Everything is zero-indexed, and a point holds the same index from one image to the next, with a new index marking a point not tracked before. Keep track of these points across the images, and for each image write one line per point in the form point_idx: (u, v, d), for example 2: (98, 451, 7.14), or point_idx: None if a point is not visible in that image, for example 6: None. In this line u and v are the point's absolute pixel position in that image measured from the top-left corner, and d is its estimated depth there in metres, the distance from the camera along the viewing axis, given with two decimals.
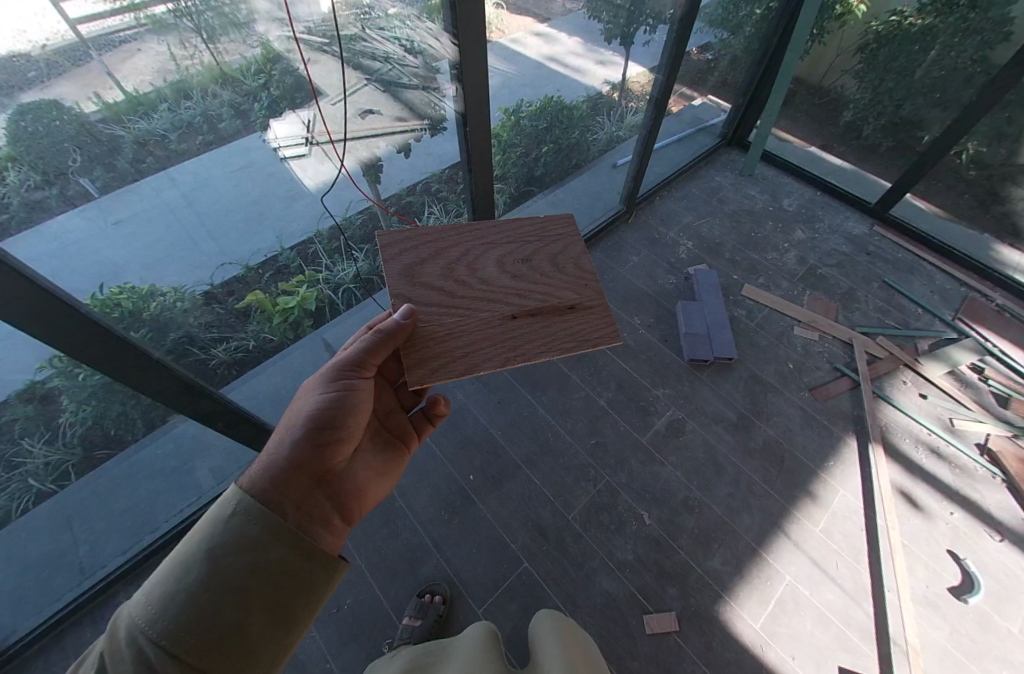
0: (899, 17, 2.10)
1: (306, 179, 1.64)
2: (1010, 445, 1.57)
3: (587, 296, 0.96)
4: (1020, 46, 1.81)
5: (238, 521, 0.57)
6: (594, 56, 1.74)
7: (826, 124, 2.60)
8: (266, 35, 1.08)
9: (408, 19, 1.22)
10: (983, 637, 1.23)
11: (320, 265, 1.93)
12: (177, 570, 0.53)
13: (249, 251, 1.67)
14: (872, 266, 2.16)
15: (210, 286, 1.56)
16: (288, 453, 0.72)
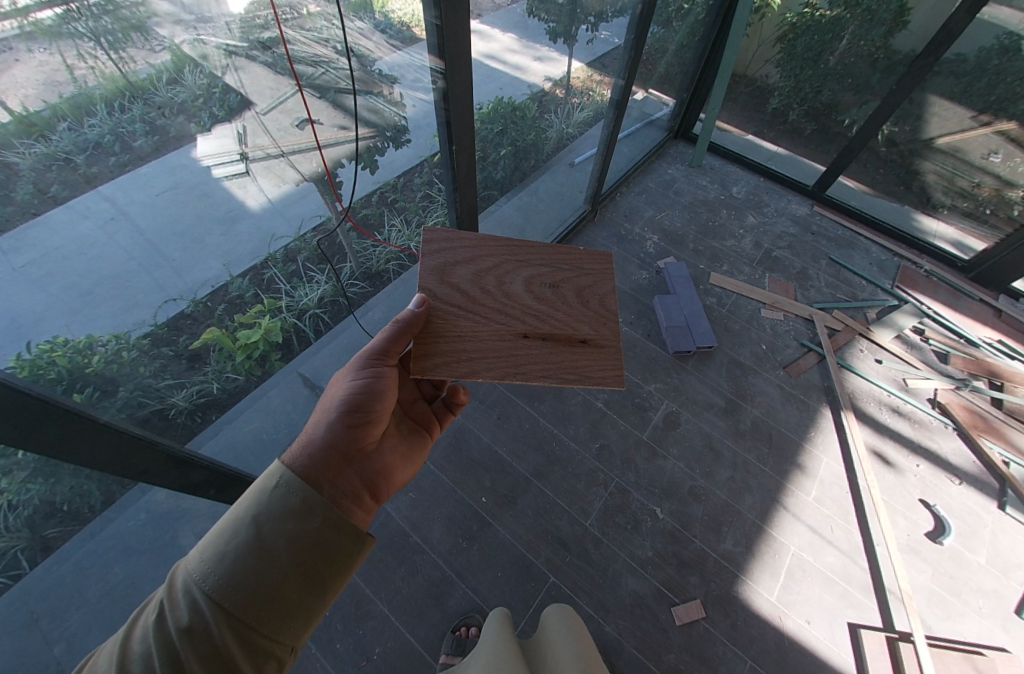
0: (810, 9, 2.24)
1: (249, 198, 1.46)
2: (955, 397, 1.81)
3: (604, 335, 0.93)
4: (919, 35, 2.03)
5: (279, 493, 0.62)
6: (532, 52, 1.60)
7: (757, 112, 2.77)
8: (173, 40, 0.95)
9: (333, 17, 1.06)
10: (959, 572, 1.40)
11: (279, 291, 1.75)
12: (226, 533, 0.58)
13: (196, 282, 1.47)
14: (817, 243, 2.36)
15: (154, 326, 1.35)
16: (324, 435, 0.77)
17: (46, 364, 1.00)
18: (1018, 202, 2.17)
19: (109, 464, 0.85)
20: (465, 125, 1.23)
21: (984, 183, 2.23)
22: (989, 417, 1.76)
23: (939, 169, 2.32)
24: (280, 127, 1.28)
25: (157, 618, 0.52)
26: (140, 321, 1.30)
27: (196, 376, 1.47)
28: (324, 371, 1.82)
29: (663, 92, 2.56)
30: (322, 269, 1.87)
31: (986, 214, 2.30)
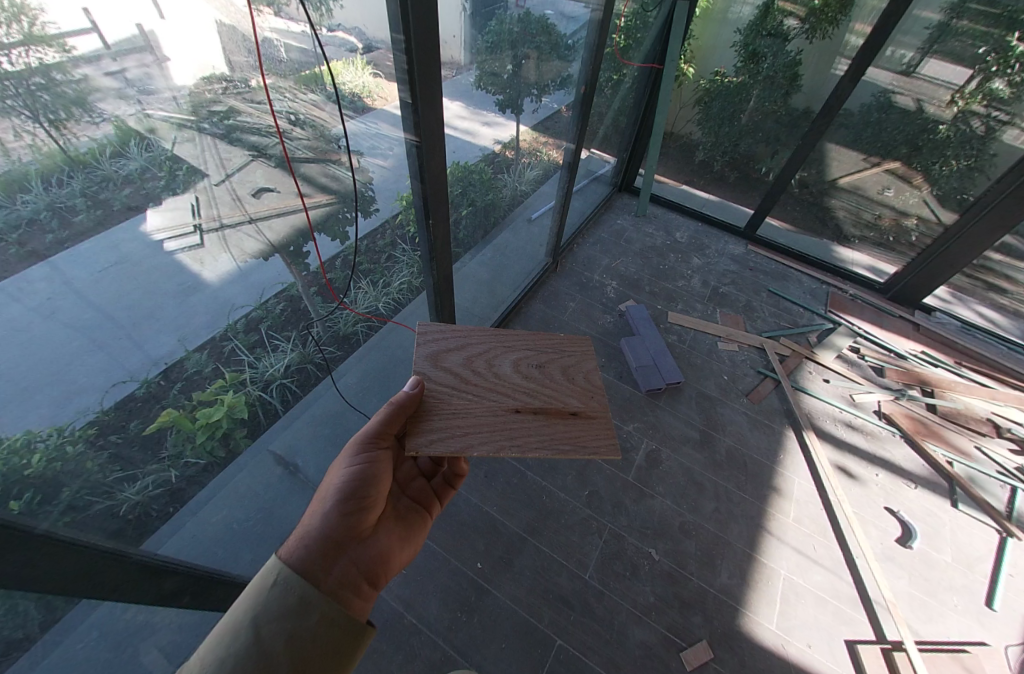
0: (720, 76, 2.65)
1: (206, 269, 1.25)
2: (896, 406, 2.00)
3: (591, 407, 0.99)
4: (809, 95, 2.41)
5: (276, 592, 0.71)
6: (480, 119, 1.68)
7: (687, 165, 3.11)
8: (118, 115, 0.87)
9: (287, 92, 1.09)
10: (931, 573, 1.50)
11: (242, 363, 1.55)
12: (228, 634, 0.66)
13: (144, 366, 1.20)
14: (756, 278, 2.62)
15: (99, 413, 1.12)
16: (321, 526, 0.83)
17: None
18: (914, 230, 2.55)
19: (69, 590, 0.79)
20: (440, 194, 1.33)
21: (884, 215, 2.60)
22: (927, 422, 1.96)
23: (846, 206, 2.70)
24: (235, 199, 1.18)
25: None
26: (85, 408, 1.07)
27: (138, 473, 1.22)
28: (296, 446, 1.77)
29: (604, 152, 2.83)
30: (287, 337, 1.71)
31: (891, 241, 2.67)
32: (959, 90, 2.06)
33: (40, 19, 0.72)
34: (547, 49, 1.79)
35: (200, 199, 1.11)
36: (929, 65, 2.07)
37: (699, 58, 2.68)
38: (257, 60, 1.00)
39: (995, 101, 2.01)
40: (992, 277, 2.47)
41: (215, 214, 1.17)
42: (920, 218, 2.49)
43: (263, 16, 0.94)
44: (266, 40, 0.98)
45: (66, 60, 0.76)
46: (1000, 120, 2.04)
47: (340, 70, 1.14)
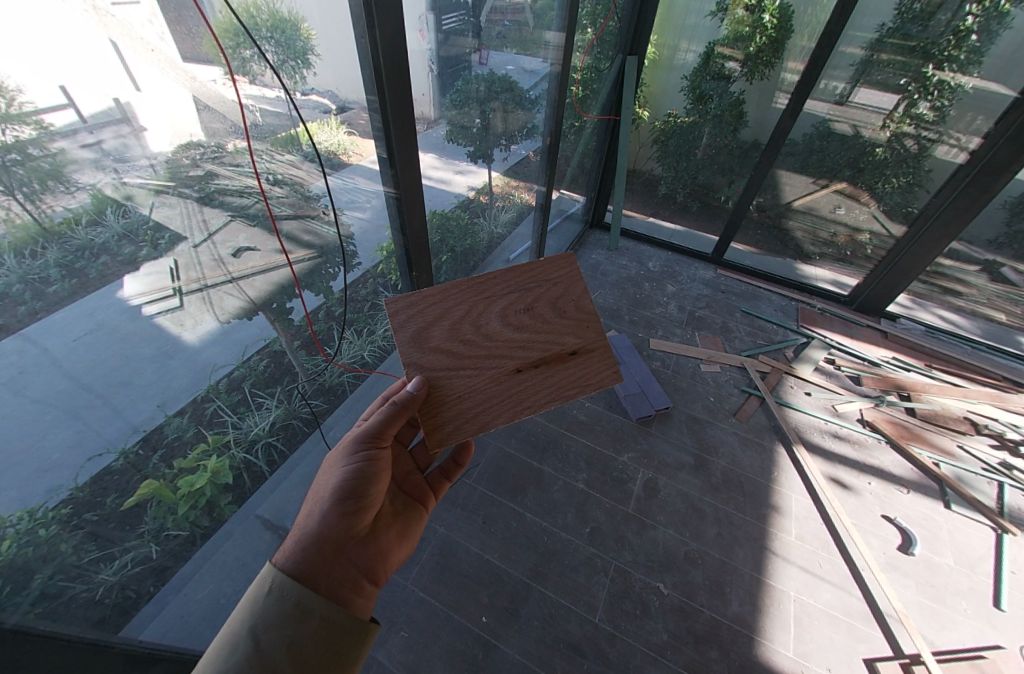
0: (673, 117, 2.87)
1: (185, 331, 1.24)
2: (877, 413, 2.06)
3: (585, 339, 1.10)
4: (754, 129, 2.63)
5: (273, 598, 0.73)
6: (454, 168, 1.78)
7: (651, 198, 3.30)
8: (96, 185, 0.93)
9: (265, 153, 1.16)
10: (937, 578, 1.50)
11: (225, 424, 1.47)
12: (226, 650, 0.68)
13: (120, 433, 1.17)
14: (729, 300, 2.73)
15: (73, 490, 1.08)
16: (320, 526, 0.83)
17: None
18: (869, 244, 2.73)
19: None
20: (421, 245, 1.35)
21: (839, 232, 2.79)
22: (909, 425, 2.02)
23: (803, 226, 2.88)
24: (213, 260, 1.20)
25: None
26: (58, 487, 1.04)
27: (124, 546, 1.22)
28: (284, 507, 1.69)
29: (574, 192, 2.99)
30: (272, 393, 1.63)
31: (849, 255, 2.84)
32: (890, 114, 2.28)
33: (19, 99, 0.80)
34: (512, 103, 1.93)
35: (179, 262, 1.13)
36: (860, 95, 2.29)
37: (652, 102, 2.90)
38: (231, 126, 1.07)
39: (922, 122, 2.23)
40: (947, 282, 2.63)
41: (194, 276, 1.18)
42: (872, 233, 2.67)
43: (240, 83, 1.03)
44: (240, 104, 1.05)
45: (43, 136, 0.83)
46: (930, 138, 2.25)
47: (315, 130, 1.21)
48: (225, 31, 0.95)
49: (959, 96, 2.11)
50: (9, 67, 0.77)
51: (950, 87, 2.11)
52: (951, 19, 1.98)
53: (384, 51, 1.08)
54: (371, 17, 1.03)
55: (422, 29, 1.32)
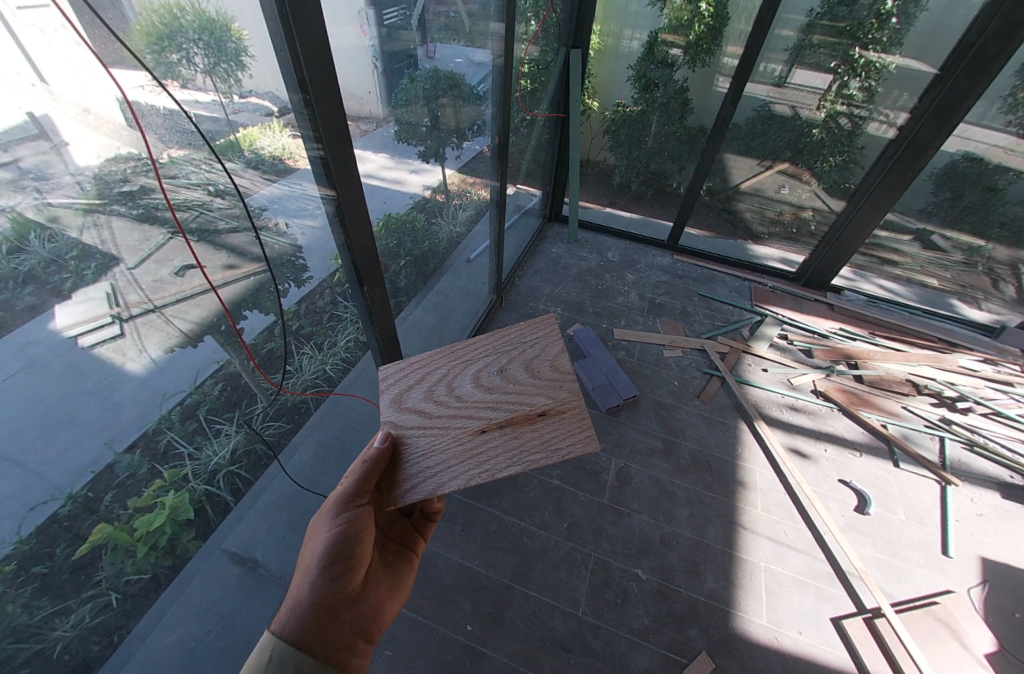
0: (621, 106, 2.91)
1: (128, 361, 1.17)
2: (829, 383, 2.18)
3: (559, 401, 0.97)
4: (701, 114, 2.68)
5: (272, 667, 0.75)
6: (407, 168, 1.72)
7: (607, 188, 3.33)
8: (14, 207, 0.85)
9: (200, 162, 1.04)
10: (889, 532, 1.61)
11: (182, 456, 1.40)
12: None
13: (66, 476, 1.10)
14: (686, 285, 2.81)
15: (17, 544, 1.03)
16: (308, 592, 0.84)
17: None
18: (812, 220, 2.86)
19: None
20: (370, 258, 1.26)
21: (785, 211, 2.91)
22: (858, 392, 2.14)
23: (752, 207, 2.99)
24: (154, 281, 1.13)
25: None
26: None
27: (83, 594, 1.17)
28: (254, 538, 1.59)
29: (530, 186, 2.98)
30: (230, 417, 1.55)
31: (797, 232, 2.97)
32: (824, 94, 2.38)
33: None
34: (458, 98, 1.87)
35: (115, 286, 1.07)
36: (797, 75, 2.38)
37: (601, 93, 2.94)
38: (165, 135, 0.95)
39: (853, 102, 2.35)
40: (884, 252, 2.81)
41: (134, 300, 1.12)
42: (815, 209, 2.80)
43: (173, 89, 0.90)
44: (174, 112, 0.93)
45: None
46: (862, 116, 2.38)
47: (256, 135, 1.07)
48: (147, 36, 0.83)
49: (885, 75, 2.23)
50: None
51: (875, 68, 2.22)
52: (872, 4, 2.08)
53: (308, 59, 0.87)
54: (289, 26, 0.83)
55: (363, 24, 1.24)
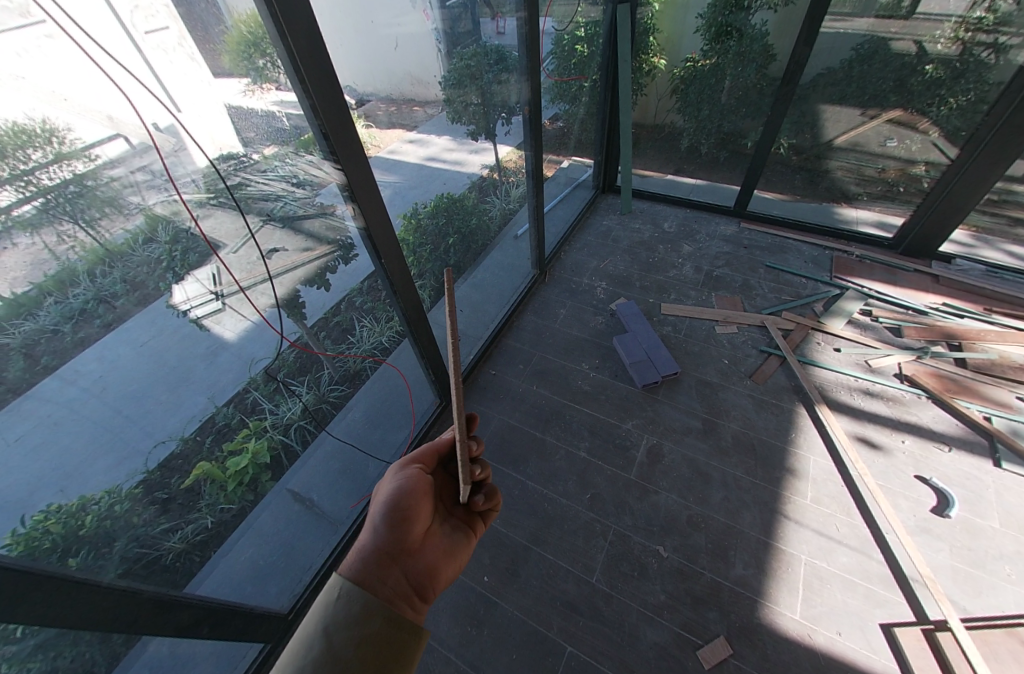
0: (692, 62, 2.64)
1: (226, 328, 1.28)
2: (919, 366, 1.90)
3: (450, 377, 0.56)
4: (785, 60, 2.33)
5: (341, 604, 0.64)
6: (467, 148, 1.87)
7: (671, 153, 3.07)
8: (147, 204, 0.98)
9: (287, 156, 1.18)
10: (976, 542, 1.40)
11: (263, 411, 1.47)
12: (300, 650, 0.59)
13: (182, 420, 1.22)
14: (752, 256, 2.57)
15: (146, 474, 1.16)
16: (369, 544, 0.75)
17: (41, 535, 0.95)
18: (925, 176, 2.38)
19: (98, 623, 0.91)
20: (385, 231, 1.44)
21: (888, 167, 2.46)
22: (957, 378, 1.84)
23: (845, 165, 2.58)
24: (248, 262, 1.24)
25: None
26: (133, 471, 1.12)
27: (190, 515, 1.28)
28: (310, 483, 1.72)
29: (582, 157, 2.90)
30: (303, 381, 1.61)
31: (899, 191, 2.51)
32: (958, 21, 1.93)
33: (68, 137, 0.84)
34: (503, 73, 1.86)
35: (219, 268, 1.17)
36: (924, 2, 1.95)
37: (669, 48, 2.67)
38: (261, 133, 1.10)
39: (982, 27, 1.91)
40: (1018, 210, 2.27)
41: (233, 279, 1.22)
42: (929, 163, 2.33)
43: (266, 92, 1.06)
44: (268, 112, 1.09)
45: (95, 167, 0.88)
46: (1011, 43, 1.90)
47: None
48: (238, 46, 0.99)
49: None
50: (56, 110, 0.81)
51: None
52: None
53: (300, 53, 0.99)
54: (281, 28, 0.95)
55: (426, 9, 1.40)
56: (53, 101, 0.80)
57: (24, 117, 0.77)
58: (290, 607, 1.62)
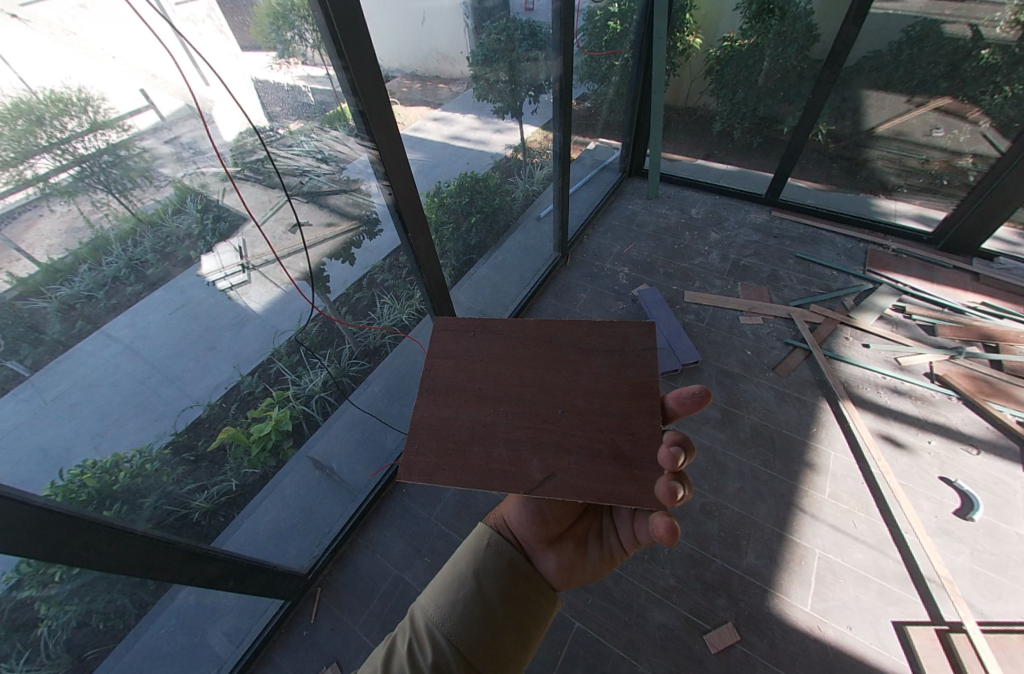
0: (729, 41, 2.51)
1: (253, 301, 1.30)
2: (952, 366, 1.83)
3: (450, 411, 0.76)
4: (830, 42, 2.21)
5: (489, 556, 0.78)
6: (491, 128, 1.83)
7: (703, 137, 2.97)
8: (176, 175, 0.99)
9: (313, 131, 1.18)
10: (1000, 547, 1.37)
11: (286, 381, 1.50)
12: (453, 585, 0.73)
13: (208, 388, 1.26)
14: (782, 246, 2.49)
15: (174, 435, 1.20)
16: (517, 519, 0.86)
17: (77, 487, 0.99)
18: (971, 170, 2.25)
19: (133, 569, 0.97)
20: (414, 207, 1.45)
21: (933, 158, 2.34)
22: (992, 381, 1.77)
23: (886, 154, 2.46)
24: (275, 235, 1.26)
25: (409, 647, 0.66)
26: (162, 432, 1.17)
27: (216, 477, 1.34)
28: (331, 451, 1.75)
29: (609, 139, 2.82)
30: (325, 353, 1.64)
31: (942, 184, 2.38)
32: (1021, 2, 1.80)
33: (103, 107, 0.85)
34: (533, 50, 1.81)
35: (247, 240, 1.19)
36: None
37: (706, 27, 2.55)
38: (286, 108, 1.11)
39: None
40: None
41: (260, 251, 1.24)
42: (977, 156, 2.20)
43: (292, 66, 1.06)
44: (294, 87, 1.09)
45: (127, 137, 0.89)
46: None
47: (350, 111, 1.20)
48: (265, 17, 0.99)
49: None
50: (91, 76, 0.82)
51: None
52: None
53: (338, 21, 0.98)
54: None
55: None
56: (91, 63, 0.82)
57: (61, 85, 0.79)
58: (309, 568, 1.70)
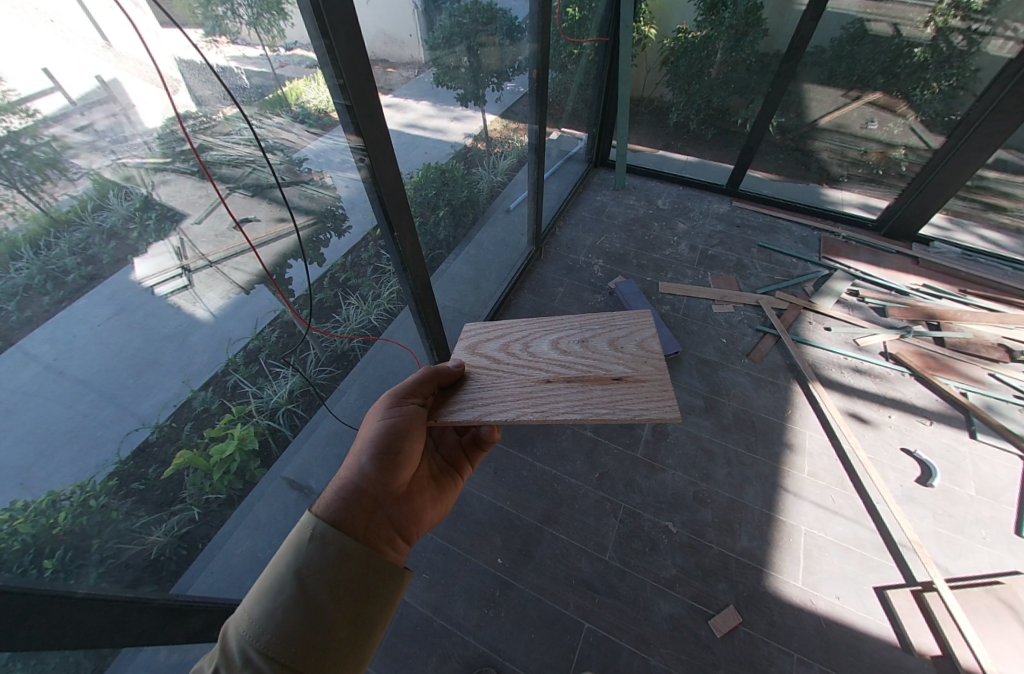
0: (682, 33, 2.53)
1: (199, 309, 1.16)
2: (903, 345, 1.99)
3: (642, 371, 0.81)
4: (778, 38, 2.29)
5: (314, 547, 0.64)
6: (449, 115, 1.70)
7: (660, 128, 3.01)
8: (93, 167, 0.83)
9: (254, 118, 1.01)
10: (956, 508, 1.51)
11: (246, 394, 1.37)
12: (271, 592, 0.61)
13: (153, 406, 1.11)
14: (745, 235, 2.60)
15: (118, 464, 1.03)
16: (359, 481, 0.74)
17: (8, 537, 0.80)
18: (903, 160, 2.45)
19: (103, 641, 0.82)
20: (399, 201, 1.20)
21: (870, 150, 2.51)
22: (937, 356, 1.95)
23: (830, 146, 2.61)
24: (216, 236, 1.11)
25: None
26: (104, 462, 1.00)
27: (175, 507, 1.19)
28: (308, 468, 1.63)
29: (573, 130, 2.80)
30: (288, 361, 1.50)
31: (881, 174, 2.57)
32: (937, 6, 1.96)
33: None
34: (498, 34, 1.72)
35: (183, 241, 1.05)
36: None
37: (660, 18, 2.55)
38: (222, 92, 0.93)
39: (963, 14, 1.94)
40: (990, 196, 2.38)
41: (200, 252, 1.09)
42: (908, 147, 2.40)
43: (223, 46, 0.88)
44: (226, 69, 0.91)
45: (33, 124, 0.73)
46: (982, 32, 1.96)
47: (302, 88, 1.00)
48: None
49: None
50: None
51: None
52: None
53: None
54: None
55: None
56: None
57: None
58: None
